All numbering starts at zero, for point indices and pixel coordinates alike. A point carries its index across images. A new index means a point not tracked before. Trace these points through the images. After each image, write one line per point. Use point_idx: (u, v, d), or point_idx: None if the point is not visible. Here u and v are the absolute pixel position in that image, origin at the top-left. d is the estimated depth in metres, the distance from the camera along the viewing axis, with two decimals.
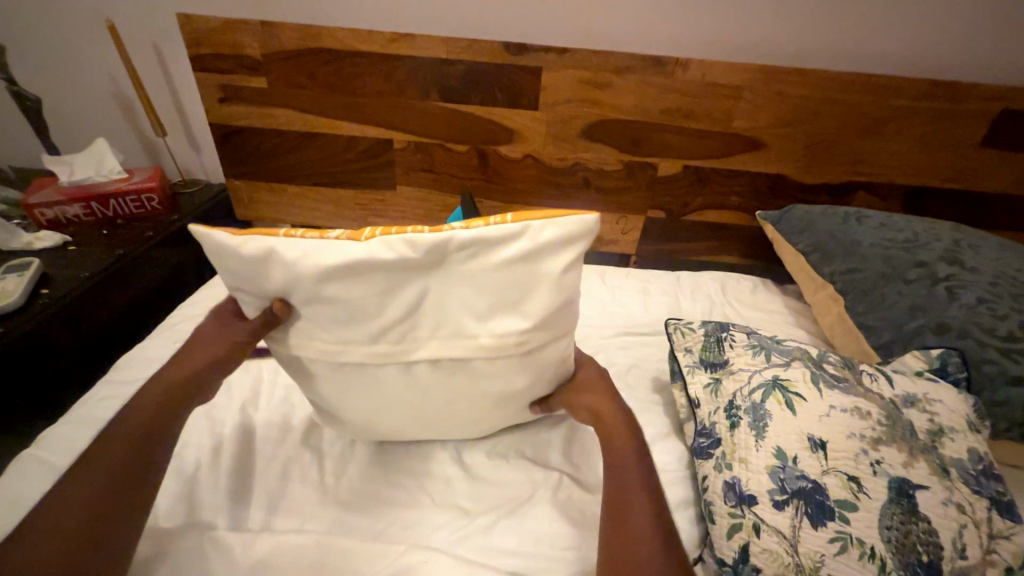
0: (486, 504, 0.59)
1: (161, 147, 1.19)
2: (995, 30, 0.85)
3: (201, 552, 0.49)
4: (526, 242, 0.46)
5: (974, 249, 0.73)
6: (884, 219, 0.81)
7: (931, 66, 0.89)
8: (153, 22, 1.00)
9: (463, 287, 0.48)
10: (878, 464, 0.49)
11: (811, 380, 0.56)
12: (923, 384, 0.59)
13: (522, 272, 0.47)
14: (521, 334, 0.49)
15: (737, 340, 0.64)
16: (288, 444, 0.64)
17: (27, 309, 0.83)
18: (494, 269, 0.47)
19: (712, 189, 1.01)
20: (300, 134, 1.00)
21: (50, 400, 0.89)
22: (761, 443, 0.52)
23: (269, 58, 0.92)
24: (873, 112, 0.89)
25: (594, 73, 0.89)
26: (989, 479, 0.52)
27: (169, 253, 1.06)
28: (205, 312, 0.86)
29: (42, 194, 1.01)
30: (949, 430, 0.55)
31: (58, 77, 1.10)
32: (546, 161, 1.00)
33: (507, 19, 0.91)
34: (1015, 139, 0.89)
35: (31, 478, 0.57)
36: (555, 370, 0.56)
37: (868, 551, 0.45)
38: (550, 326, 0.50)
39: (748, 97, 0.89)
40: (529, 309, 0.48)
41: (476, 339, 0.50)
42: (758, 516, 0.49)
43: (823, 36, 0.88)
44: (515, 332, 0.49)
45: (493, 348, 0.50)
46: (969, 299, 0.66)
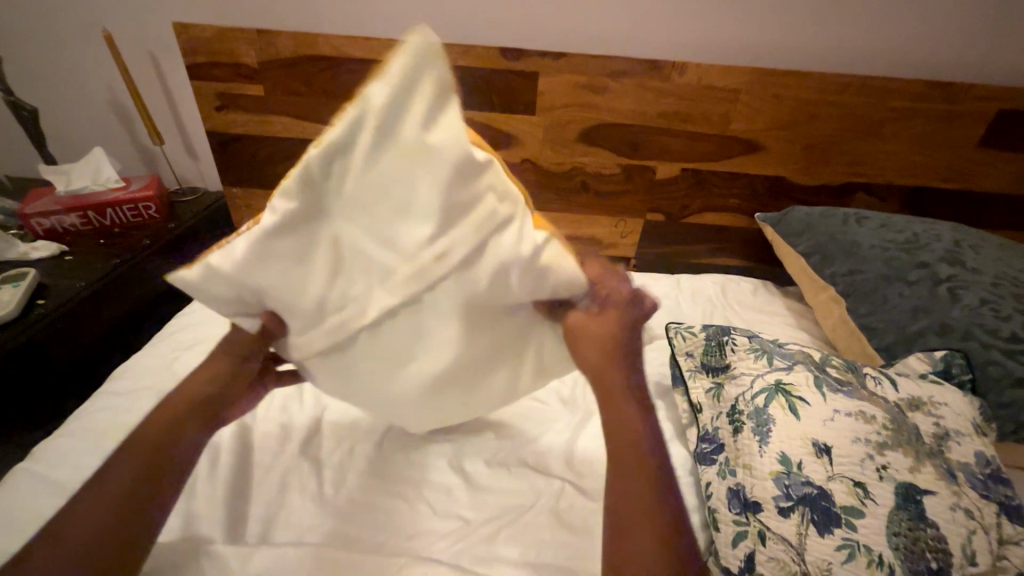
0: (485, 513, 0.58)
1: (159, 156, 1.19)
2: (992, 30, 0.85)
3: (199, 566, 0.49)
4: (371, 120, 0.37)
5: (975, 249, 0.72)
6: (884, 220, 0.80)
7: (928, 65, 0.89)
8: (150, 32, 1.00)
9: (356, 213, 0.40)
10: (884, 469, 0.49)
11: (814, 384, 0.56)
12: (928, 387, 0.59)
13: (384, 157, 0.38)
14: (438, 241, 0.39)
15: (738, 344, 0.64)
16: (287, 455, 0.64)
17: (24, 320, 0.83)
18: (366, 172, 0.39)
19: (710, 192, 1.01)
20: (297, 142, 1.00)
21: (47, 412, 0.88)
22: (765, 449, 0.52)
23: (266, 67, 0.92)
24: (871, 113, 0.88)
25: (590, 77, 0.89)
26: (997, 483, 0.52)
27: (167, 262, 1.06)
28: (203, 321, 0.86)
29: (38, 204, 1.01)
30: (954, 434, 0.54)
31: (56, 86, 1.10)
32: (543, 165, 1.00)
33: (503, 24, 0.91)
34: (1014, 139, 0.89)
35: (28, 492, 0.56)
36: (546, 291, 0.45)
37: (876, 559, 0.44)
38: (471, 213, 0.40)
39: (746, 99, 0.89)
40: (425, 204, 0.38)
41: (406, 266, 0.41)
42: (763, 523, 0.48)
43: (820, 37, 0.88)
44: (430, 239, 0.39)
45: (425, 270, 0.40)
46: (972, 300, 0.65)
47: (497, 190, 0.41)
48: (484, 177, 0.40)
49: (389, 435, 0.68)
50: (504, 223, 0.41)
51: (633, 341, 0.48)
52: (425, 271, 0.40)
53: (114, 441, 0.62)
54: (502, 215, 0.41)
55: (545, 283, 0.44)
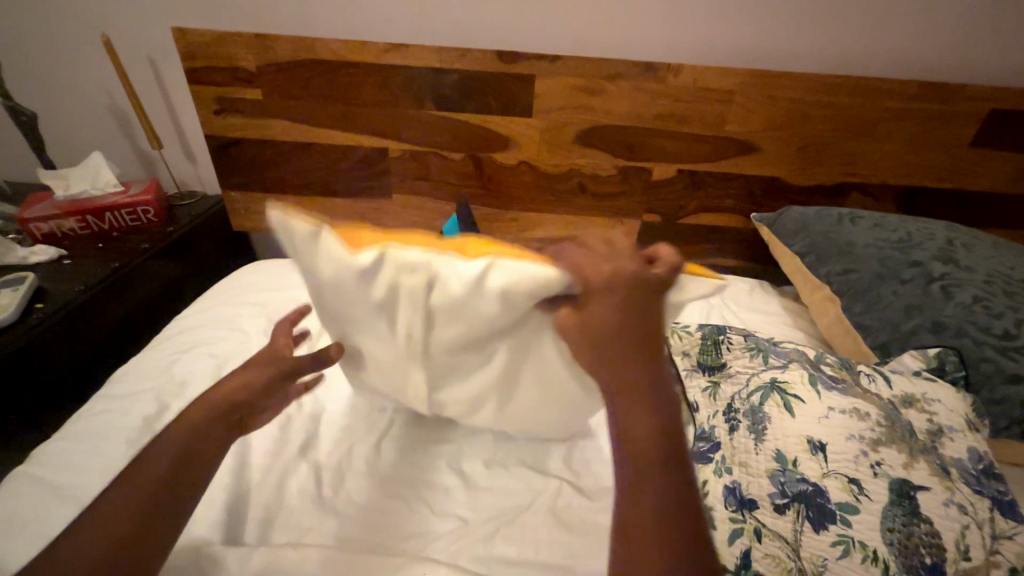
0: (483, 513, 0.58)
1: (157, 159, 1.19)
2: (983, 31, 0.86)
3: (198, 567, 0.49)
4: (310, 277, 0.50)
5: (968, 247, 0.73)
6: (878, 219, 0.81)
7: (921, 66, 0.89)
8: (149, 37, 1.01)
9: (361, 328, 0.53)
10: (879, 466, 0.49)
11: (809, 382, 0.56)
12: (922, 384, 0.59)
13: (332, 294, 0.50)
14: (403, 326, 0.49)
15: (734, 342, 0.65)
16: (285, 456, 0.64)
17: (22, 324, 0.83)
18: (340, 303, 0.51)
19: (706, 193, 1.01)
20: (295, 145, 1.01)
21: (45, 415, 0.89)
22: (760, 446, 0.52)
23: (263, 71, 0.93)
24: (865, 113, 0.89)
25: (586, 79, 0.90)
26: (990, 479, 0.52)
27: (165, 265, 1.07)
28: (201, 323, 0.86)
29: (37, 208, 1.02)
30: (948, 430, 0.55)
31: (55, 91, 1.10)
32: (540, 167, 1.00)
33: (500, 28, 0.92)
34: (1006, 138, 0.90)
35: (28, 494, 0.56)
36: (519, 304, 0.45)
37: (870, 555, 0.45)
38: (399, 298, 0.47)
39: (740, 101, 0.90)
40: (371, 311, 0.49)
41: (408, 347, 0.50)
42: (758, 520, 0.48)
43: (814, 39, 0.89)
44: (398, 326, 0.49)
45: (416, 346, 0.50)
46: (964, 297, 0.66)
47: (400, 268, 0.45)
48: (384, 272, 0.45)
49: (388, 435, 0.68)
50: (427, 287, 0.46)
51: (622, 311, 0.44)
52: (412, 352, 0.51)
53: (113, 444, 0.63)
54: (416, 287, 0.46)
55: (506, 310, 0.45)
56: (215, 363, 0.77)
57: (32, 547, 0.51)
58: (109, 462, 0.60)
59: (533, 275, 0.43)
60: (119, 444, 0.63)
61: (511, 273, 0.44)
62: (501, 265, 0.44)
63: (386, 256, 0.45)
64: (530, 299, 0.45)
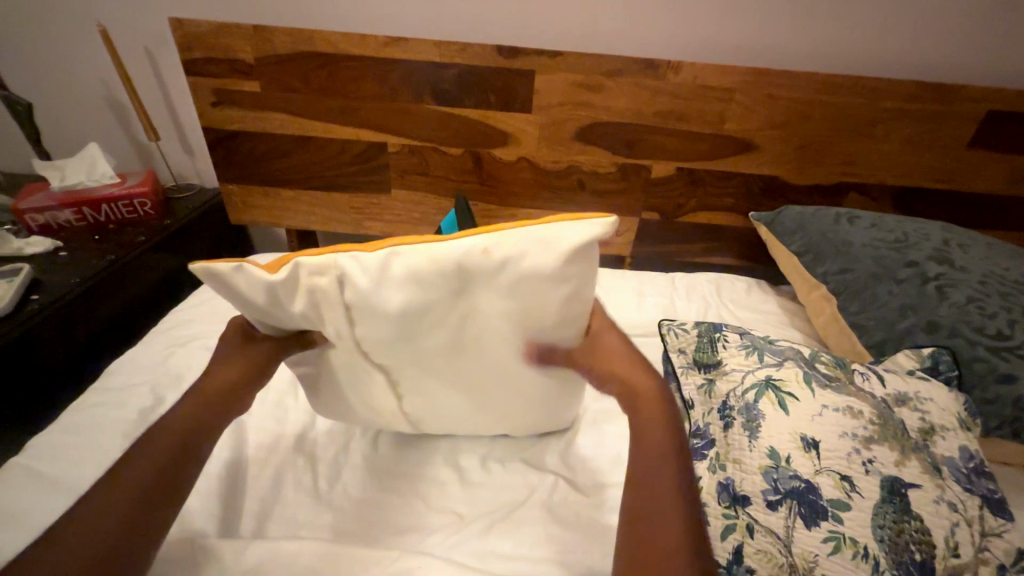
0: (479, 507, 0.59)
1: (154, 151, 1.18)
2: (982, 32, 0.86)
3: (195, 560, 0.50)
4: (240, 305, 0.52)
5: (964, 248, 0.73)
6: (875, 219, 0.81)
7: (920, 67, 0.90)
8: (146, 27, 1.00)
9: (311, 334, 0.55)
10: (871, 463, 0.50)
11: (804, 380, 0.57)
12: (914, 382, 0.60)
13: (265, 313, 0.51)
14: (339, 331, 0.50)
15: (730, 340, 0.64)
16: (281, 450, 0.64)
17: (17, 315, 0.83)
18: (279, 322, 0.53)
19: (705, 191, 1.01)
20: (294, 138, 1.00)
21: (41, 407, 0.88)
22: (754, 443, 0.53)
23: (262, 63, 0.92)
24: (865, 113, 0.89)
25: (587, 76, 0.90)
26: (980, 477, 0.53)
27: (162, 258, 1.06)
28: (199, 316, 0.86)
29: (32, 199, 1.01)
30: (940, 428, 0.55)
31: (49, 80, 1.09)
32: (540, 164, 1.00)
33: (502, 23, 0.91)
34: (1004, 140, 0.90)
35: (23, 486, 0.56)
36: (441, 283, 0.47)
37: (862, 551, 0.45)
38: (324, 302, 0.48)
39: (740, 100, 0.90)
40: (306, 318, 0.50)
41: (357, 348, 0.51)
42: (751, 516, 0.49)
43: (813, 38, 0.89)
44: (335, 329, 0.50)
45: (362, 344, 0.51)
46: (959, 297, 0.66)
47: (312, 274, 0.47)
48: (299, 281, 0.48)
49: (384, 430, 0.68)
50: (345, 284, 0.47)
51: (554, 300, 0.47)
52: (361, 352, 0.52)
53: (109, 436, 0.63)
54: (333, 288, 0.47)
55: (417, 298, 0.47)
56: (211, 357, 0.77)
57: (28, 537, 0.51)
58: (105, 455, 0.60)
59: (441, 256, 0.46)
60: (115, 437, 0.63)
61: (419, 254, 0.46)
62: (405, 254, 0.47)
63: (298, 265, 0.47)
64: (442, 279, 0.47)
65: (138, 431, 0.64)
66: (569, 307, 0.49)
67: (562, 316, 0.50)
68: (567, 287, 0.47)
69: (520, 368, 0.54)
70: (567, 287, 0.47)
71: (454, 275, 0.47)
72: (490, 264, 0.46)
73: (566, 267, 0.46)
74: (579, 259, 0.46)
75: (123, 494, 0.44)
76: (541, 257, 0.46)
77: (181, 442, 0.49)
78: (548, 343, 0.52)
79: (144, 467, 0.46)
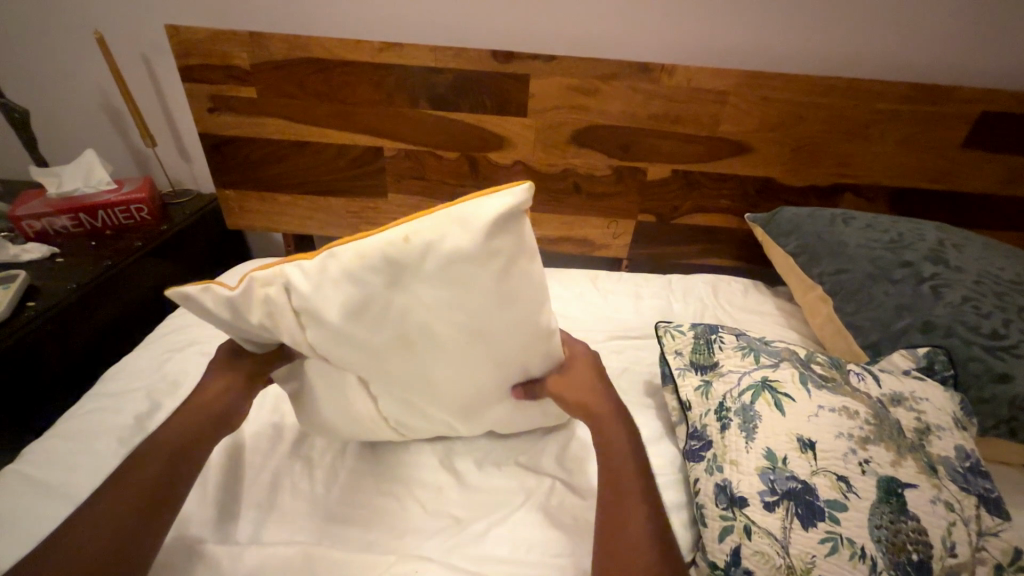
0: (476, 511, 0.59)
1: (151, 157, 1.19)
2: (974, 34, 0.87)
3: (190, 568, 0.49)
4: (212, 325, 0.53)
5: (958, 248, 0.74)
6: (870, 220, 0.81)
7: (913, 68, 0.90)
8: (143, 33, 1.00)
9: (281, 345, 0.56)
10: (867, 463, 0.50)
11: (799, 380, 0.57)
12: (911, 382, 0.60)
13: (234, 329, 0.52)
14: (297, 336, 0.51)
15: (726, 342, 0.65)
16: (278, 455, 0.64)
17: (13, 322, 0.83)
18: (248, 338, 0.54)
19: (701, 193, 1.02)
20: (290, 143, 1.01)
21: (37, 414, 0.88)
22: (751, 444, 0.52)
23: (258, 68, 0.92)
24: (858, 114, 0.90)
25: (582, 80, 0.90)
26: (977, 477, 0.53)
27: (159, 263, 1.06)
28: (195, 321, 0.86)
29: (29, 206, 1.01)
30: (935, 428, 0.55)
31: (46, 87, 1.10)
32: (536, 167, 1.00)
33: (497, 27, 0.92)
34: (997, 140, 0.90)
35: (17, 493, 0.56)
36: (374, 277, 0.46)
37: (859, 552, 0.45)
38: (275, 310, 0.49)
39: (734, 103, 0.90)
40: (265, 329, 0.51)
41: (318, 351, 0.52)
42: (748, 518, 0.49)
43: (806, 42, 0.89)
44: (292, 335, 0.51)
45: (320, 347, 0.51)
46: (954, 297, 0.66)
47: (262, 285, 0.48)
48: (251, 295, 0.49)
49: None
50: (289, 290, 0.48)
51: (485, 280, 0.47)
52: (322, 355, 0.52)
53: (105, 442, 0.62)
54: (280, 295, 0.48)
55: (354, 295, 0.47)
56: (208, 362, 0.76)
57: (24, 545, 0.51)
58: (101, 461, 0.60)
59: (369, 250, 0.46)
60: (112, 443, 0.62)
61: (351, 251, 0.46)
62: (340, 254, 0.47)
63: (252, 279, 0.49)
64: (376, 274, 0.46)
65: (134, 437, 0.64)
66: (508, 283, 0.48)
67: (504, 295, 0.49)
68: (496, 264, 0.46)
69: (483, 357, 0.53)
70: (497, 264, 0.47)
71: (385, 268, 0.46)
72: (413, 252, 0.45)
73: (488, 242, 0.45)
74: (502, 232, 0.45)
75: (122, 504, 0.45)
76: (460, 236, 0.45)
77: (173, 453, 0.51)
78: (500, 327, 0.51)
79: (145, 477, 0.48)
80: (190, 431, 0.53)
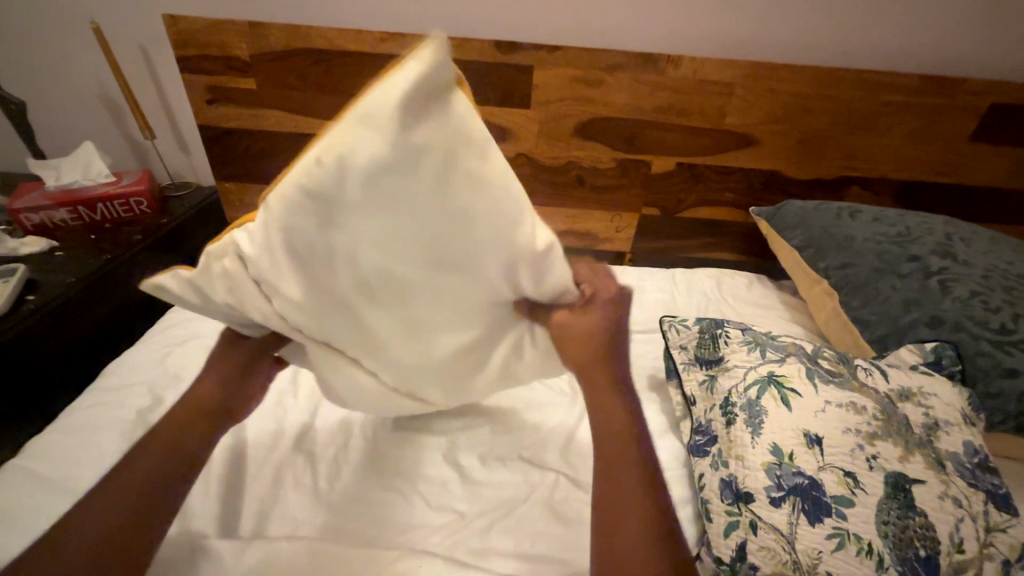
0: (480, 505, 0.58)
1: (150, 149, 1.18)
2: (983, 25, 0.86)
3: (194, 563, 0.49)
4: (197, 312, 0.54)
5: (966, 242, 0.73)
6: (877, 213, 0.81)
7: (921, 60, 0.89)
8: (140, 24, 0.99)
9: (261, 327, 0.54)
10: (875, 459, 0.49)
11: (807, 375, 0.56)
12: (918, 378, 0.59)
13: (213, 313, 0.52)
14: (262, 309, 0.47)
15: (732, 336, 0.64)
16: (281, 449, 0.63)
17: (13, 315, 0.82)
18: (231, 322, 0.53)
19: (705, 186, 1.01)
20: (291, 136, 1.00)
21: (38, 408, 0.88)
22: (757, 440, 0.52)
23: (257, 59, 0.91)
24: (866, 107, 0.89)
25: (586, 71, 0.89)
26: (984, 472, 0.52)
27: (159, 257, 1.05)
28: (196, 315, 0.85)
29: (28, 199, 1.00)
30: (944, 423, 0.55)
31: (43, 79, 1.08)
32: (539, 160, 0.99)
33: (500, 17, 0.90)
34: (1006, 133, 0.89)
35: (20, 487, 0.56)
36: (303, 216, 0.40)
37: (866, 547, 0.45)
38: (232, 283, 0.46)
39: (739, 94, 0.89)
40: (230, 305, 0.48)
41: (293, 324, 0.48)
42: (754, 513, 0.49)
43: (814, 33, 0.88)
44: (256, 308, 0.47)
45: (291, 317, 0.47)
46: (962, 292, 0.66)
47: (213, 259, 0.47)
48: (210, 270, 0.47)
49: (384, 427, 0.68)
50: (235, 259, 0.45)
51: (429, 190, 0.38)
52: (294, 324, 0.48)
53: (107, 437, 0.62)
54: (228, 266, 0.46)
55: (296, 246, 0.41)
56: None
57: (27, 539, 0.50)
58: (103, 455, 0.60)
59: (289, 189, 0.39)
60: (114, 438, 0.62)
61: (277, 195, 0.40)
62: (268, 205, 0.41)
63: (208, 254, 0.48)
64: (309, 216, 0.40)
65: (137, 431, 0.63)
66: (454, 181, 0.38)
67: (452, 198, 0.39)
68: (428, 163, 0.37)
69: (453, 283, 0.44)
70: (428, 162, 0.37)
71: (311, 203, 0.39)
72: (332, 176, 0.38)
73: (408, 134, 0.36)
74: (419, 116, 0.36)
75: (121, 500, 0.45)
76: (371, 138, 0.36)
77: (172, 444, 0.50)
78: (460, 243, 0.41)
79: (148, 471, 0.47)
80: (184, 420, 0.52)
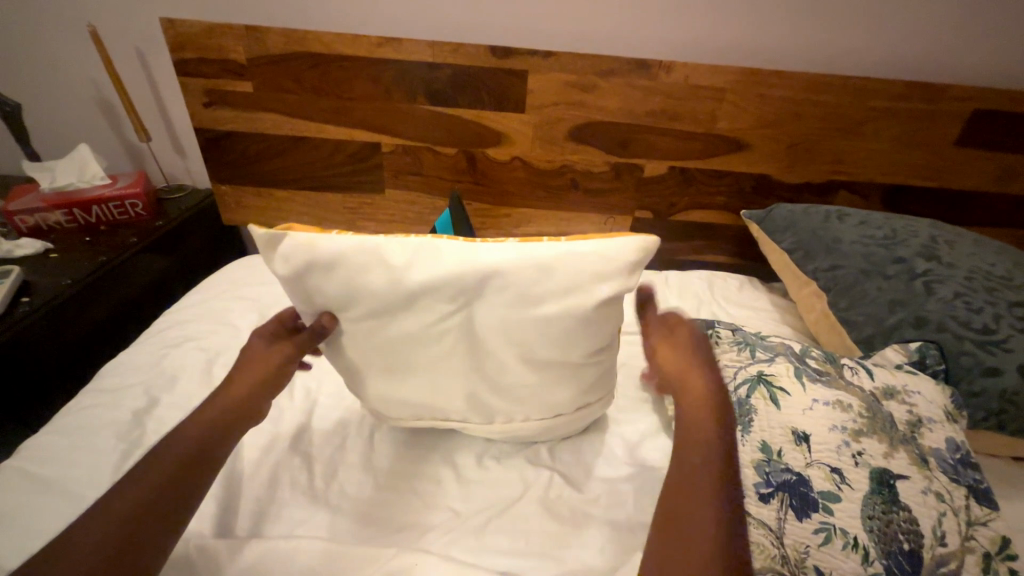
0: (475, 505, 0.59)
1: (145, 152, 1.18)
2: (967, 32, 0.88)
3: (190, 560, 0.50)
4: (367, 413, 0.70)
5: (950, 245, 0.75)
6: (864, 216, 0.82)
7: (907, 66, 0.91)
8: (137, 27, 1.00)
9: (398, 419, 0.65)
10: (860, 455, 0.51)
11: (795, 374, 0.58)
12: (902, 376, 0.61)
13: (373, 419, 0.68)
14: (389, 410, 0.62)
15: (723, 336, 0.65)
16: (277, 450, 0.64)
17: (8, 317, 0.82)
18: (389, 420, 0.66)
19: (698, 190, 1.02)
20: (287, 139, 1.00)
21: (32, 409, 0.88)
22: (746, 437, 0.53)
23: (254, 63, 0.92)
24: (854, 112, 0.91)
25: (580, 77, 0.90)
26: (967, 468, 0.54)
27: (154, 259, 1.05)
28: (192, 317, 0.85)
29: (22, 201, 1.00)
30: (927, 421, 0.56)
31: (38, 81, 1.09)
32: (534, 164, 1.01)
33: (496, 22, 0.92)
34: (990, 138, 0.91)
35: (16, 488, 0.56)
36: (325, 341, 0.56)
37: (851, 542, 0.46)
38: (363, 399, 0.63)
39: (731, 99, 0.91)
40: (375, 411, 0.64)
41: (404, 408, 0.61)
42: (744, 510, 0.49)
43: (801, 40, 0.90)
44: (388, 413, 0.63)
45: (397, 403, 0.60)
46: (946, 293, 0.67)
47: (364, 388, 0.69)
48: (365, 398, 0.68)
49: (380, 427, 0.68)
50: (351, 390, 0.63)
51: (318, 267, 0.50)
52: (397, 406, 0.61)
53: (103, 437, 0.62)
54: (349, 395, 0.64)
55: (352, 357, 0.57)
56: (206, 359, 0.76)
57: (23, 540, 0.51)
58: (99, 456, 0.60)
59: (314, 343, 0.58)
60: (110, 439, 0.62)
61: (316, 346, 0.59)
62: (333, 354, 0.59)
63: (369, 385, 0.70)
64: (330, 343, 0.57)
65: (133, 432, 0.64)
66: (300, 281, 0.51)
67: (315, 283, 0.52)
68: (299, 270, 0.51)
69: (409, 302, 0.51)
70: (304, 272, 0.51)
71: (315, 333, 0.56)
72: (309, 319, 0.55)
73: (287, 271, 0.51)
74: (277, 259, 0.51)
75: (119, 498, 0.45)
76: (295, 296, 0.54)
77: (191, 450, 0.48)
78: (373, 280, 0.50)
79: None
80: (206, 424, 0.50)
